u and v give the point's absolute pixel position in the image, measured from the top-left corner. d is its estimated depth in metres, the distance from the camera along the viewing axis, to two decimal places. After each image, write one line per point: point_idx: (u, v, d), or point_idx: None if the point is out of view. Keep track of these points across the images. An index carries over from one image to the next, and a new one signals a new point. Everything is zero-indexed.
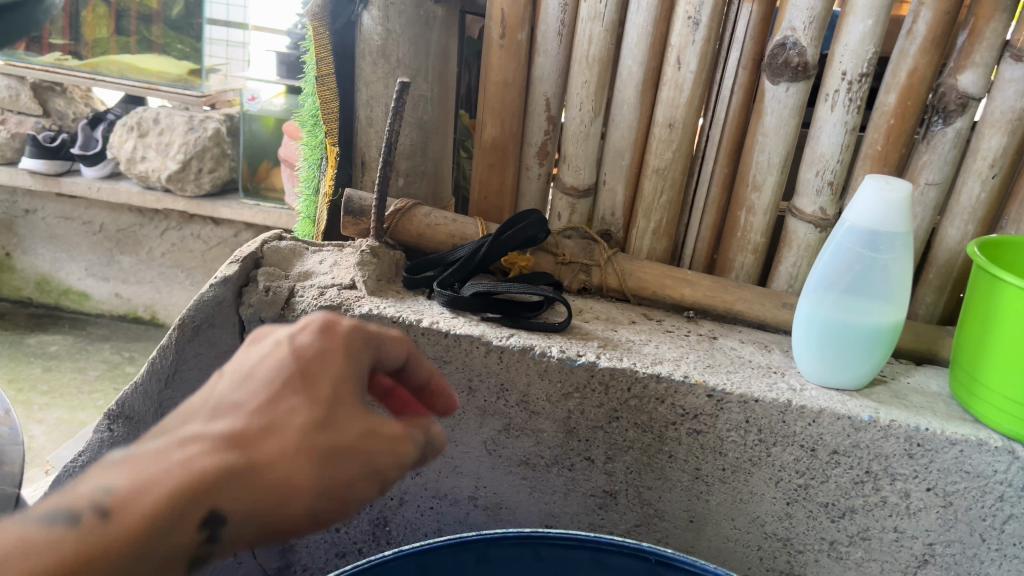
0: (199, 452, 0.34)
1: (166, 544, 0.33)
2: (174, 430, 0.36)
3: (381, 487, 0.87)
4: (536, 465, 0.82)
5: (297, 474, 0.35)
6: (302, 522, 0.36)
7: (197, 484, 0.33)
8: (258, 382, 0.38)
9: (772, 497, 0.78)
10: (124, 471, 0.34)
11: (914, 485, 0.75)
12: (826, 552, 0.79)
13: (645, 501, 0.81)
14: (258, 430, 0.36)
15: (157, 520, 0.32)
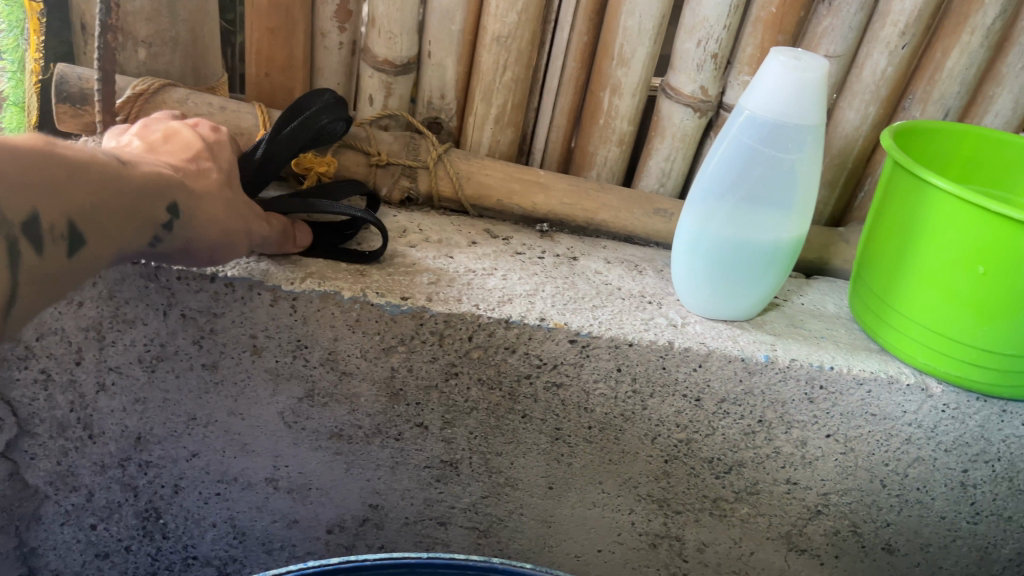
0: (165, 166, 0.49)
1: (117, 229, 0.45)
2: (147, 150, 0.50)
3: (146, 473, 0.66)
4: (352, 437, 0.63)
5: (218, 222, 0.50)
6: (193, 254, 0.50)
7: (159, 182, 0.47)
8: (183, 152, 0.51)
9: (648, 455, 0.64)
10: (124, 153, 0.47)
11: (812, 432, 0.62)
12: (708, 511, 0.66)
13: (493, 469, 0.65)
14: (194, 176, 0.50)
15: (133, 196, 0.45)
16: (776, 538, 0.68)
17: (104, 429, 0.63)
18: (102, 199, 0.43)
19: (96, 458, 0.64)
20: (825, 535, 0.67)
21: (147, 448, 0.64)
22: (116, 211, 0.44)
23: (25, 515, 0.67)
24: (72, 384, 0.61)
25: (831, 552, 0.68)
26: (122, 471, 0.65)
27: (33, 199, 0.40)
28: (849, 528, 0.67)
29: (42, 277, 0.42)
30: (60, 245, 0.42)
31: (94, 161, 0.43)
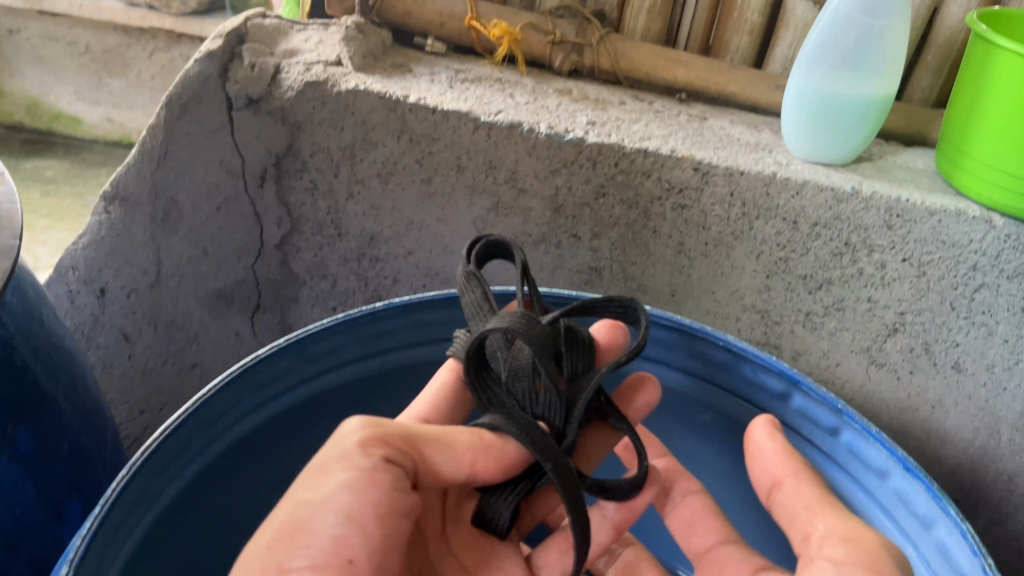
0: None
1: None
2: (295, 546, 0.45)
3: (375, 267, 0.90)
4: (524, 243, 0.84)
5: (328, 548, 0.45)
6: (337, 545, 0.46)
7: (278, 546, 0.45)
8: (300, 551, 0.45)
9: (753, 269, 0.81)
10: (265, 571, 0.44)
11: (890, 255, 0.77)
12: (801, 323, 0.83)
13: (629, 276, 0.84)
14: (341, 527, 0.46)
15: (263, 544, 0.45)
16: (858, 352, 0.83)
17: (349, 228, 0.88)
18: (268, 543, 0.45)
19: (342, 252, 0.90)
20: (901, 351, 0.82)
21: (378, 245, 0.88)
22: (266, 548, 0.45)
23: (290, 295, 0.95)
24: (331, 191, 0.86)
25: (907, 367, 0.82)
26: (359, 264, 0.90)
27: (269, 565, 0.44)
28: (922, 346, 0.81)
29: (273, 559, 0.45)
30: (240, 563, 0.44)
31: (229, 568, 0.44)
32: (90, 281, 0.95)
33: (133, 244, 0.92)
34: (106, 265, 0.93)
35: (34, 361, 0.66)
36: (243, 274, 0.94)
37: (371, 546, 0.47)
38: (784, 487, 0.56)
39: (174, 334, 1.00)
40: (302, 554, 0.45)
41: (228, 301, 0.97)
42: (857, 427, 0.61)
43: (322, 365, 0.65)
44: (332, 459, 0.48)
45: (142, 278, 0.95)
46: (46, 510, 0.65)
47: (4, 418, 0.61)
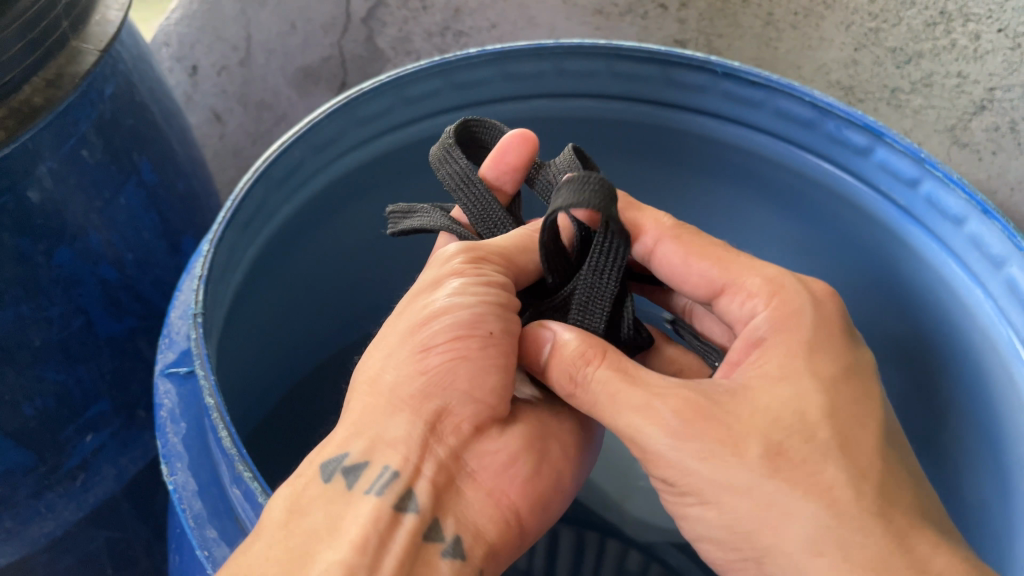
0: (461, 365, 0.48)
1: (413, 365, 0.48)
2: (423, 330, 0.48)
3: (459, 42, 0.94)
4: (610, 15, 0.86)
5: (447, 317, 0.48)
6: (473, 314, 0.48)
7: (408, 340, 0.48)
8: (429, 329, 0.48)
9: (841, 43, 0.79)
10: (406, 424, 0.47)
11: (986, 27, 0.71)
12: (885, 101, 0.81)
13: (713, 50, 0.86)
14: (457, 297, 0.48)
15: (401, 354, 0.48)
16: (942, 131, 0.80)
17: (434, 1, 0.91)
18: (406, 350, 0.48)
19: (426, 27, 0.93)
20: (986, 130, 0.77)
21: (462, 19, 0.91)
22: (411, 351, 0.48)
23: (375, 71, 0.99)
24: None
25: (989, 147, 0.78)
26: (442, 39, 0.94)
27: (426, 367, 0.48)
28: (1010, 126, 0.76)
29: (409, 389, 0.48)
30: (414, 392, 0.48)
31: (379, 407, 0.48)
32: (183, 58, 0.99)
33: (223, 18, 0.95)
34: (197, 41, 0.97)
35: (149, 102, 0.70)
36: (329, 52, 0.98)
37: (505, 314, 0.50)
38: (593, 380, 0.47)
39: (263, 113, 1.04)
40: (425, 366, 0.48)
41: (314, 80, 1.01)
42: (939, 176, 0.60)
43: (420, 108, 0.70)
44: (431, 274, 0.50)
45: (233, 55, 0.98)
46: (167, 240, 0.72)
47: (129, 147, 0.66)
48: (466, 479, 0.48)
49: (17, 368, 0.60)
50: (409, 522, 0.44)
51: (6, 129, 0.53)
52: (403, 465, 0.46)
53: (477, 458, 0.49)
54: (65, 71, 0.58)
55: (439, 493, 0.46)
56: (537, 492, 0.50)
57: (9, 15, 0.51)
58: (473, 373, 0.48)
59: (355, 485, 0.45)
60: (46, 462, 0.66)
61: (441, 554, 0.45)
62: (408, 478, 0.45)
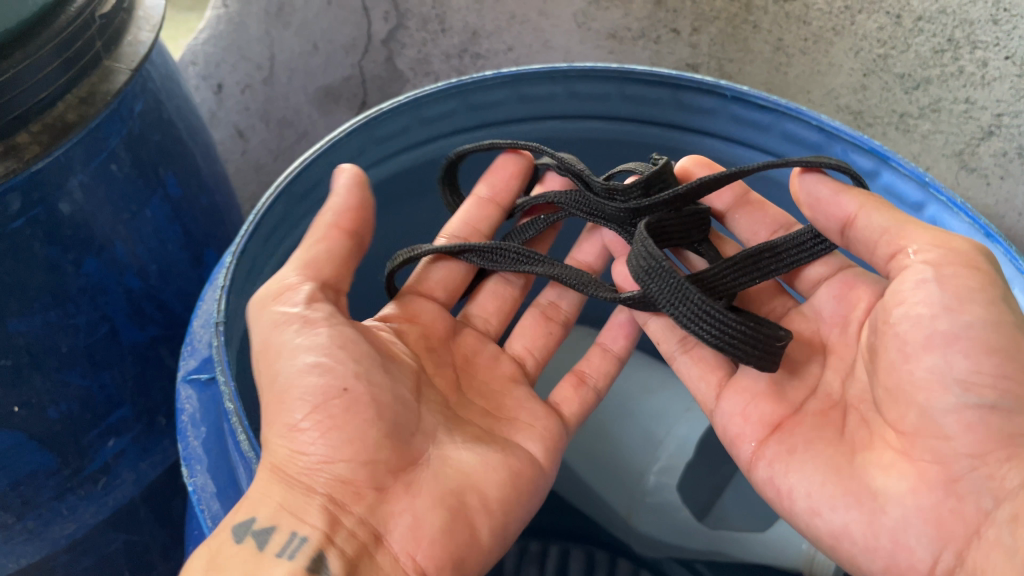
0: (340, 433, 0.46)
1: (298, 431, 0.46)
2: (281, 393, 0.47)
3: (476, 63, 0.97)
4: (623, 38, 0.88)
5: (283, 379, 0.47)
6: (328, 379, 0.46)
7: (271, 407, 0.47)
8: (285, 396, 0.47)
9: (850, 69, 0.80)
10: (308, 498, 0.46)
11: (993, 54, 0.72)
12: (894, 126, 0.83)
13: (725, 74, 0.88)
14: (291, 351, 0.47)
15: (280, 429, 0.47)
16: (950, 156, 0.81)
17: (452, 24, 0.93)
18: (285, 418, 0.47)
19: (444, 49, 0.96)
20: (994, 156, 0.78)
21: (479, 42, 0.94)
22: (289, 421, 0.47)
23: (395, 91, 1.03)
24: None
25: (996, 172, 0.79)
26: (460, 61, 0.97)
27: (312, 437, 0.46)
28: (1018, 152, 0.76)
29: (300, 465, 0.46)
30: (309, 459, 0.46)
31: (277, 481, 0.46)
32: (209, 77, 1.00)
33: (248, 37, 0.96)
34: (224, 60, 0.98)
35: (176, 118, 0.73)
36: (350, 72, 1.01)
37: (375, 377, 0.48)
38: (857, 223, 0.50)
39: (284, 130, 1.07)
40: (304, 436, 0.46)
41: (335, 99, 1.05)
42: (943, 200, 0.62)
43: (436, 128, 0.72)
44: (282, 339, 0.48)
45: (257, 74, 1.00)
46: (189, 252, 0.74)
47: (156, 162, 0.69)
48: (377, 544, 0.47)
49: (45, 372, 0.63)
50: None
51: (41, 144, 0.56)
52: (310, 534, 0.45)
53: (386, 518, 0.47)
54: (97, 89, 0.60)
55: (350, 563, 0.45)
56: (448, 554, 0.47)
57: (46, 35, 0.55)
58: (348, 438, 0.46)
59: (265, 548, 0.44)
60: (69, 465, 0.68)
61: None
62: (312, 546, 0.44)
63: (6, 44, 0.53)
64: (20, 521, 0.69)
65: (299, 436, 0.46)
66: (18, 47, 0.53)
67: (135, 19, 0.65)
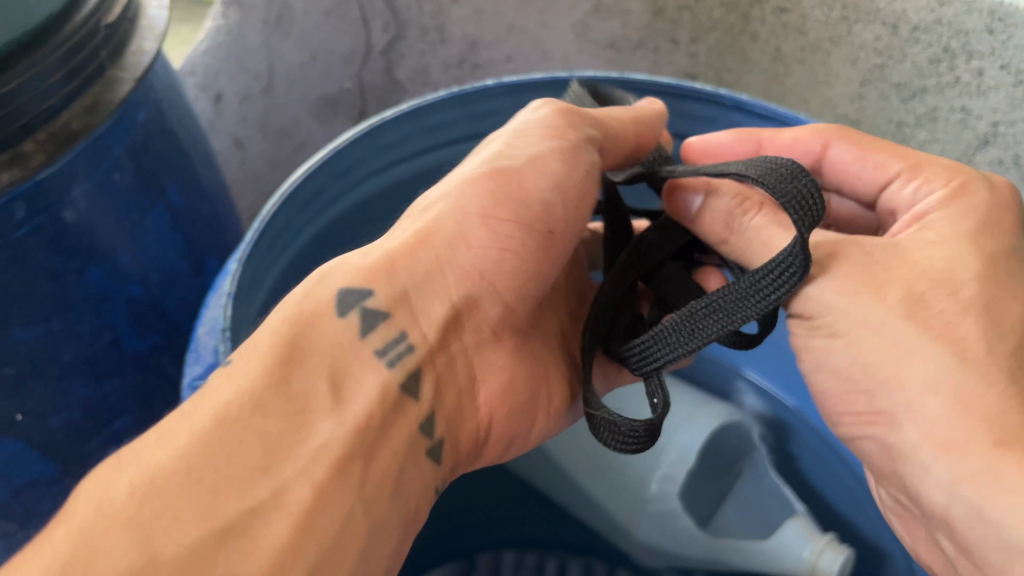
0: (511, 259, 0.49)
1: (449, 232, 0.48)
2: (478, 205, 0.49)
3: (475, 73, 0.98)
4: (621, 48, 0.89)
5: (568, 196, 0.51)
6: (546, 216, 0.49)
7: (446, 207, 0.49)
8: (473, 195, 0.49)
9: (847, 77, 0.81)
10: (437, 304, 0.47)
11: (989, 64, 0.72)
12: (891, 134, 0.83)
13: (723, 83, 0.89)
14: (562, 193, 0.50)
15: (427, 233, 0.48)
16: None
17: (451, 35, 0.94)
18: (420, 250, 0.48)
19: (443, 59, 0.97)
20: (990, 164, 0.78)
21: (478, 52, 0.95)
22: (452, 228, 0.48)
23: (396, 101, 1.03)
24: None
25: None
26: (459, 71, 0.98)
27: (499, 266, 0.49)
28: (1013, 160, 0.76)
29: (514, 287, 0.50)
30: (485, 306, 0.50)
31: (403, 251, 0.47)
32: (207, 86, 1.02)
33: (247, 48, 0.98)
34: (222, 71, 1.00)
35: (178, 127, 0.73)
36: (348, 82, 1.01)
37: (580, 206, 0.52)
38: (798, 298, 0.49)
39: (282, 141, 1.07)
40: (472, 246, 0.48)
41: (334, 107, 1.04)
42: None
43: (440, 136, 0.72)
44: (477, 203, 0.49)
45: (255, 84, 1.01)
46: (191, 261, 0.74)
47: (158, 171, 0.69)
48: (466, 379, 0.50)
49: (46, 382, 0.62)
50: (411, 410, 0.44)
51: (46, 152, 0.56)
52: (416, 343, 0.46)
53: (484, 365, 0.51)
54: (101, 98, 0.60)
55: (439, 385, 0.47)
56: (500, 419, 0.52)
57: (51, 44, 0.55)
58: (512, 270, 0.49)
59: (367, 336, 0.44)
60: (71, 475, 0.68)
61: (427, 453, 0.45)
62: (416, 361, 0.45)
63: (10, 52, 0.53)
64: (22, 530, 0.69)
65: (456, 246, 0.48)
66: (22, 57, 0.53)
67: (138, 29, 0.66)
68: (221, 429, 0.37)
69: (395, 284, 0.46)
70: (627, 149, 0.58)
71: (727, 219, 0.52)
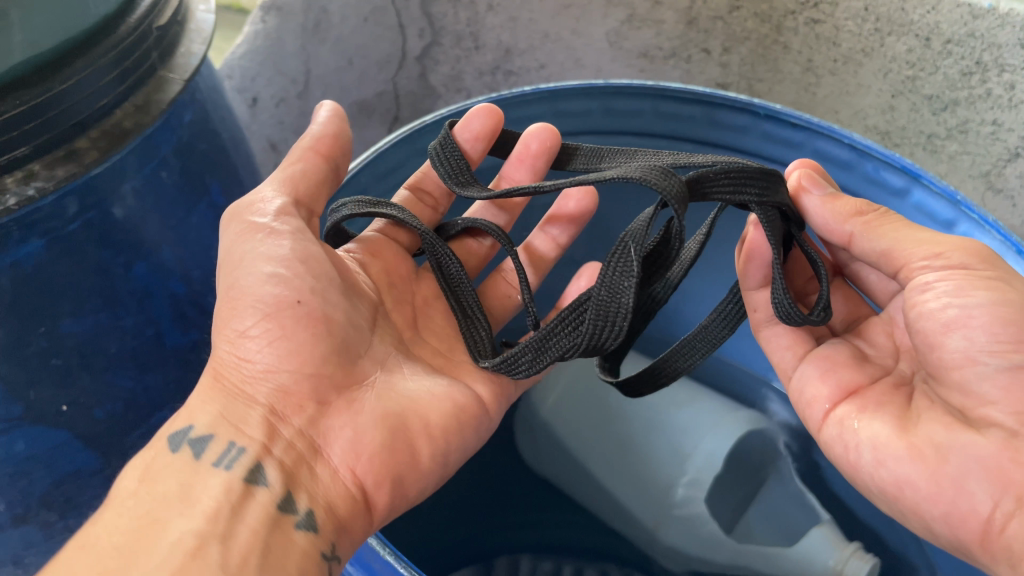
0: (304, 337, 0.50)
1: (258, 319, 0.50)
2: (270, 297, 0.50)
3: (508, 80, 0.99)
4: (654, 57, 0.90)
5: (288, 286, 0.51)
6: (287, 305, 0.50)
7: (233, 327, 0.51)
8: (251, 305, 0.50)
9: (879, 89, 0.82)
10: (248, 410, 0.50)
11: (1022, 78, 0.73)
12: (922, 146, 0.83)
13: (755, 93, 0.89)
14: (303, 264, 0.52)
15: (246, 348, 0.51)
16: (976, 177, 0.82)
17: (486, 42, 0.96)
18: (250, 368, 0.50)
19: (477, 66, 0.99)
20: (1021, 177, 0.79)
21: (512, 59, 0.97)
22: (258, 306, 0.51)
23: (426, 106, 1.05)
24: (472, 4, 0.93)
25: None
26: (493, 78, 1.00)
27: (282, 346, 0.50)
28: None
29: (296, 370, 0.50)
30: (289, 385, 0.50)
31: (234, 363, 0.51)
32: (244, 90, 1.03)
33: (284, 52, 0.99)
34: (259, 74, 1.02)
35: (221, 128, 0.74)
36: (383, 87, 1.04)
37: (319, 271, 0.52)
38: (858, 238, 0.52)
39: None
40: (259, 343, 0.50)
41: (368, 113, 1.06)
42: (975, 218, 0.63)
43: None
44: (240, 319, 0.50)
45: (292, 87, 1.03)
46: None
47: (202, 170, 0.70)
48: (313, 454, 0.50)
49: (92, 373, 0.64)
50: (261, 494, 0.47)
51: (99, 149, 0.58)
52: (246, 445, 0.48)
53: (327, 434, 0.51)
54: (152, 98, 0.62)
55: (288, 470, 0.48)
56: (390, 466, 0.51)
57: (106, 44, 0.57)
58: (296, 348, 0.50)
59: (202, 455, 0.48)
60: (111, 466, 0.70)
61: (296, 526, 0.46)
62: (250, 457, 0.48)
63: (69, 52, 0.55)
64: (62, 519, 0.70)
65: (236, 354, 0.51)
66: (80, 56, 0.55)
67: (187, 32, 0.68)
68: (86, 552, 0.42)
69: (229, 400, 0.50)
70: (321, 177, 0.57)
71: (860, 205, 0.53)
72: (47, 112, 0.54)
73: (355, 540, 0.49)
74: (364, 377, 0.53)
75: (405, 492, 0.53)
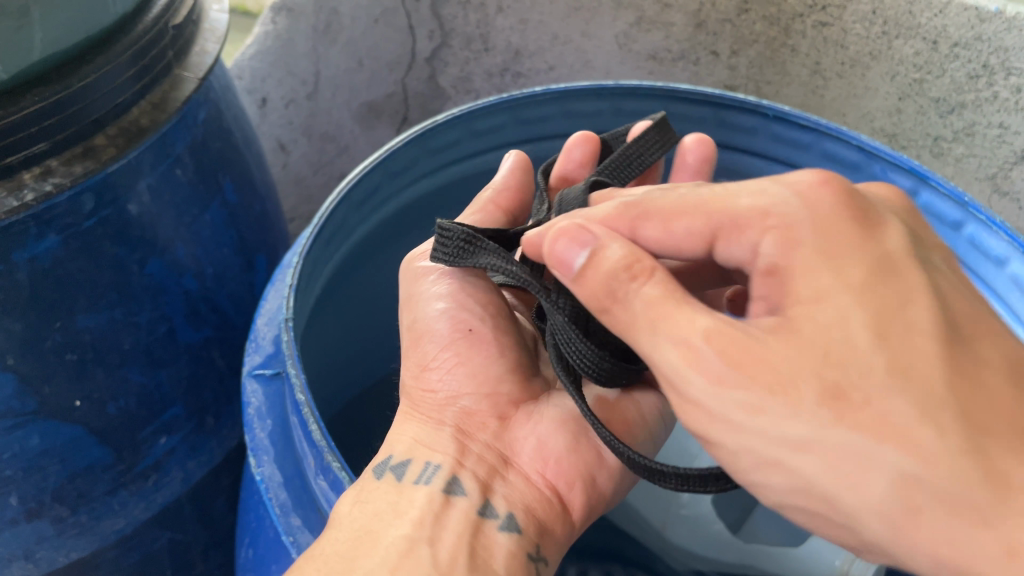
0: (480, 358, 0.54)
1: (498, 353, 0.55)
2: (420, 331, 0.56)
3: (517, 82, 1.01)
4: (663, 59, 0.91)
5: (476, 322, 0.55)
6: (448, 335, 0.54)
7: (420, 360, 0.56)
8: (442, 335, 0.55)
9: (886, 91, 0.82)
10: (438, 431, 0.54)
11: None
12: (928, 148, 0.84)
13: (762, 95, 0.90)
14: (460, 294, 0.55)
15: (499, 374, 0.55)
16: (982, 180, 0.82)
17: (496, 43, 0.98)
18: (437, 400, 0.55)
19: (486, 67, 1.00)
20: None
21: (521, 61, 0.98)
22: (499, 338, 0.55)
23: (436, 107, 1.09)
24: (481, 6, 0.94)
25: None
26: (501, 79, 1.02)
27: (475, 369, 0.54)
28: None
29: (487, 393, 0.54)
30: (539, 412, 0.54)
31: (420, 397, 0.55)
32: (254, 91, 1.01)
33: (295, 53, 0.98)
34: (270, 75, 1.00)
35: (234, 127, 0.75)
36: (393, 88, 1.06)
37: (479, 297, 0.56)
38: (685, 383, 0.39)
39: (326, 144, 1.10)
40: (441, 370, 0.54)
41: (377, 114, 1.09)
42: (982, 219, 0.63)
43: (488, 140, 0.74)
44: (417, 357, 0.56)
45: (302, 89, 1.02)
46: (243, 257, 0.76)
47: (216, 169, 0.71)
48: (501, 467, 0.53)
49: (106, 368, 0.65)
50: (458, 503, 0.49)
51: (116, 146, 0.58)
52: (441, 461, 0.51)
53: (512, 445, 0.54)
54: (168, 96, 0.63)
55: (483, 481, 0.51)
56: (575, 466, 0.53)
57: (124, 42, 0.58)
58: (475, 372, 0.54)
59: (403, 477, 0.51)
60: (123, 461, 0.70)
61: (497, 530, 0.49)
62: (447, 471, 0.51)
63: (85, 50, 0.56)
64: (73, 514, 0.70)
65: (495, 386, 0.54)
66: (97, 54, 0.56)
67: (202, 32, 0.68)
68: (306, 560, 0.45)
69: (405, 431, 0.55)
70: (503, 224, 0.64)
71: (702, 345, 0.39)
72: (66, 109, 0.55)
73: (559, 543, 0.51)
74: (540, 390, 0.57)
75: (600, 491, 0.54)
